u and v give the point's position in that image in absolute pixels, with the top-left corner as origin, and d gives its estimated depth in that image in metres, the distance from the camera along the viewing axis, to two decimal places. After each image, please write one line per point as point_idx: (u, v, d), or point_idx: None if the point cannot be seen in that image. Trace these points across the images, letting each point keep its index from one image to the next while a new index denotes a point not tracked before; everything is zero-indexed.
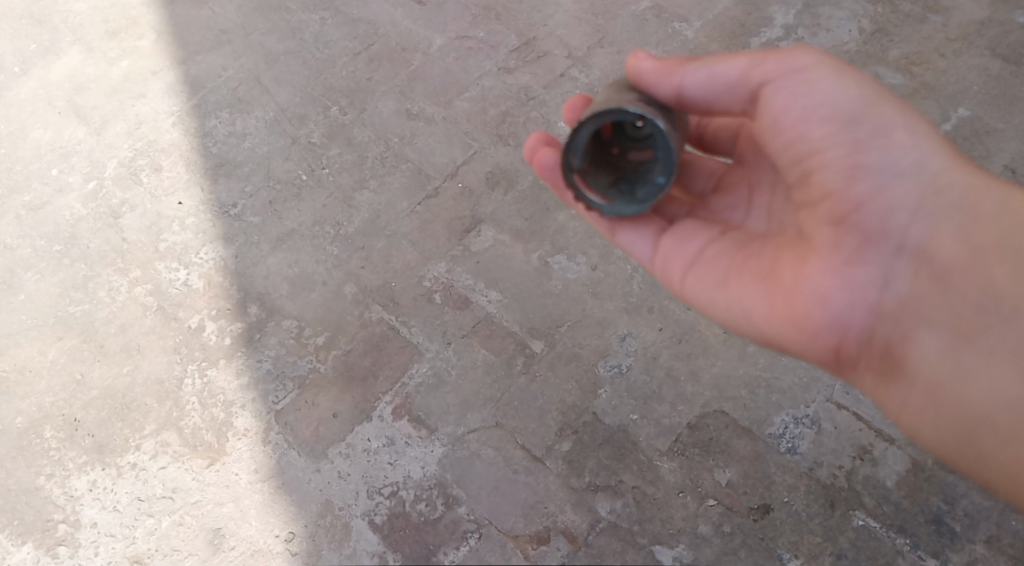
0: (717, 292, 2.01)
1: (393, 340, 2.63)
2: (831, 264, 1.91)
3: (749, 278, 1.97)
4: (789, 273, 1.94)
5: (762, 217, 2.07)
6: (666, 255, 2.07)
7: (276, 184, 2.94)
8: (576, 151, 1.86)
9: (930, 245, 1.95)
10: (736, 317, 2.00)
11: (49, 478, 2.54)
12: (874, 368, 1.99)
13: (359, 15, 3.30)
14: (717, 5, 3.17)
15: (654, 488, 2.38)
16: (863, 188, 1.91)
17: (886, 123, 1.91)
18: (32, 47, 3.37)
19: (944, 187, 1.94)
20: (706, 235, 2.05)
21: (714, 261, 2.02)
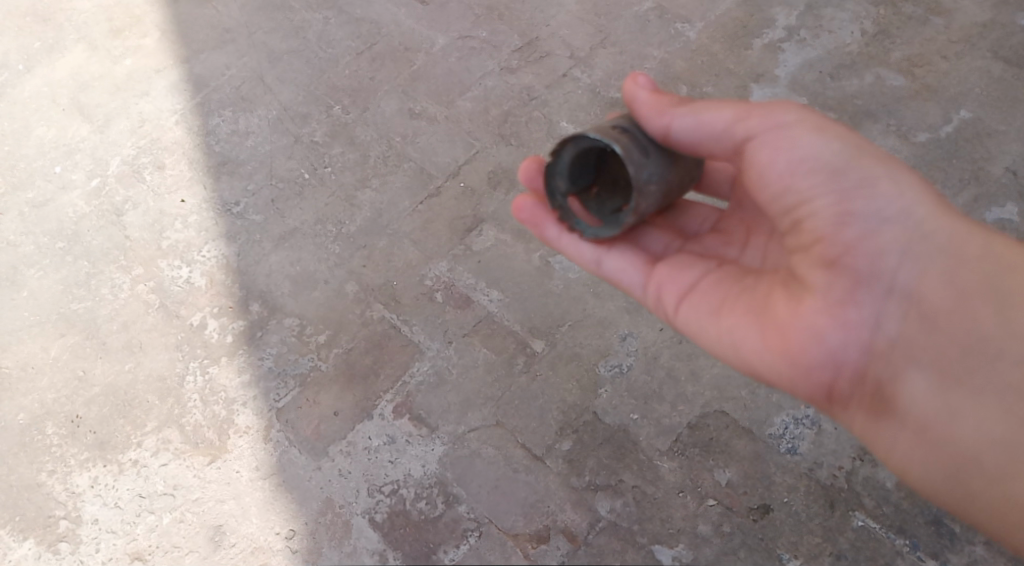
0: (711, 324, 2.01)
1: (395, 338, 2.63)
2: (822, 305, 1.89)
3: (742, 315, 1.97)
4: (783, 310, 1.92)
5: (756, 258, 2.08)
6: (659, 286, 2.08)
7: (278, 182, 2.95)
8: (560, 175, 2.03)
9: (921, 287, 1.91)
10: (729, 351, 1.99)
11: (51, 474, 2.55)
12: (866, 407, 1.96)
13: (362, 15, 3.31)
14: (719, 6, 3.18)
15: (655, 488, 2.39)
16: (853, 231, 1.88)
17: (875, 173, 1.88)
18: (36, 45, 3.38)
19: (933, 232, 1.91)
20: (701, 272, 2.06)
21: (709, 294, 2.03)
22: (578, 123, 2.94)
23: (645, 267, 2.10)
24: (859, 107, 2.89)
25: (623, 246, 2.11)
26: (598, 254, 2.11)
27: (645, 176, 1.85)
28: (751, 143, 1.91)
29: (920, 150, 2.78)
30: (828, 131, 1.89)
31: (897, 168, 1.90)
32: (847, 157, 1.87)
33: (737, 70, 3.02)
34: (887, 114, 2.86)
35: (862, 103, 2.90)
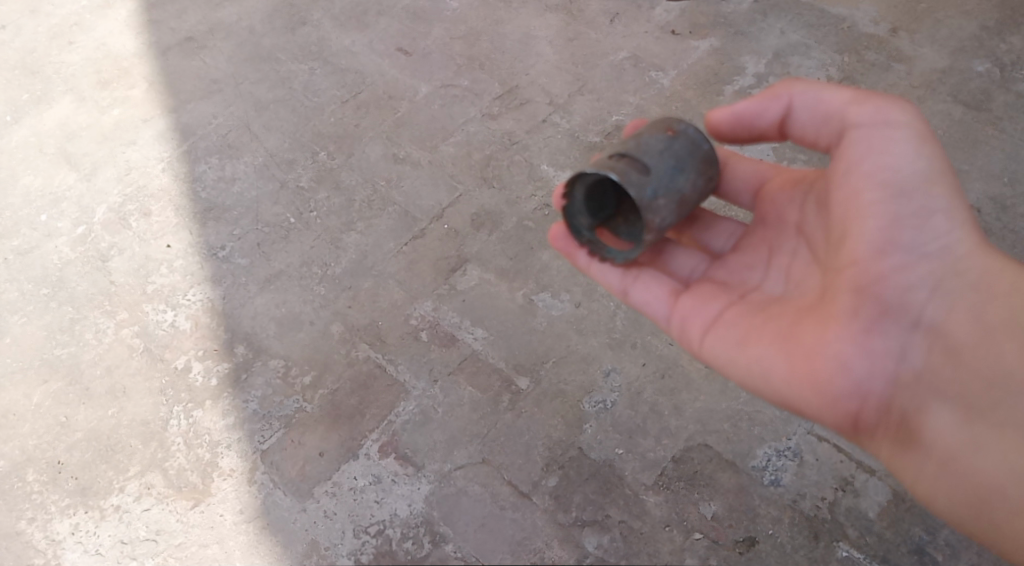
0: (737, 351, 2.04)
1: (380, 378, 2.65)
2: (849, 331, 1.92)
3: (768, 339, 2.00)
4: (810, 338, 1.95)
5: (779, 281, 2.10)
6: (684, 318, 2.15)
7: (264, 226, 2.99)
8: (580, 213, 2.22)
9: (946, 321, 1.94)
10: (755, 378, 2.02)
11: (31, 521, 2.52)
12: (891, 436, 1.97)
13: (347, 66, 3.42)
14: (691, 55, 3.32)
15: (641, 523, 2.39)
16: (888, 259, 1.92)
17: (925, 203, 1.92)
18: (24, 97, 3.45)
19: (965, 268, 1.94)
20: (728, 300, 2.11)
21: (734, 323, 2.07)
22: (558, 166, 3.03)
23: (669, 297, 2.17)
24: None
25: (648, 276, 2.20)
26: (625, 283, 2.21)
27: (648, 193, 1.98)
28: (848, 137, 1.98)
29: None
30: (896, 147, 1.93)
31: (948, 200, 1.93)
32: (902, 180, 1.92)
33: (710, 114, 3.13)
34: None
35: None
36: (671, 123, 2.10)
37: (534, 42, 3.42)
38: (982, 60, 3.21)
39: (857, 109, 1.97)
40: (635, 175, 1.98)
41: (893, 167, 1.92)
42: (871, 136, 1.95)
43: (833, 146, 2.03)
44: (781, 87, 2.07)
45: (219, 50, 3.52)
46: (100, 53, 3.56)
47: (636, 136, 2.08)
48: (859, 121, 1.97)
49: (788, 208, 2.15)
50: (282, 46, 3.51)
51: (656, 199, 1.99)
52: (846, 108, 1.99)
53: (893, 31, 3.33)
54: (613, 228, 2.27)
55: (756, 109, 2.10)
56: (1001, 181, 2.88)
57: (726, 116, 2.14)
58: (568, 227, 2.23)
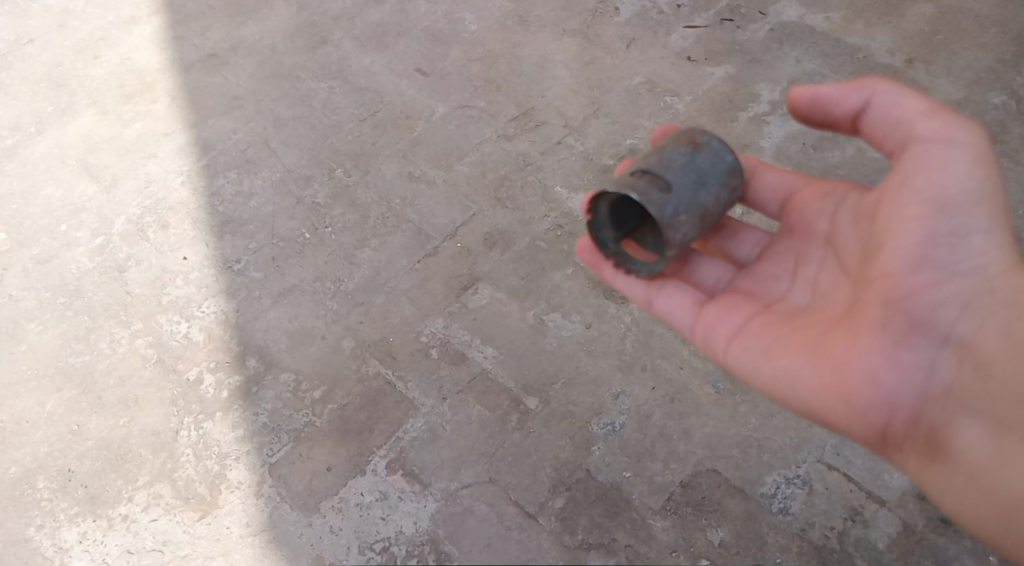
0: (764, 360, 2.05)
1: (389, 395, 2.66)
2: (879, 344, 1.92)
3: (795, 350, 2.01)
4: (838, 349, 1.96)
5: (806, 293, 2.10)
6: (708, 327, 2.16)
7: (280, 241, 3.02)
8: (605, 227, 2.27)
9: (976, 337, 1.93)
10: (781, 388, 2.02)
11: (40, 529, 2.53)
12: (919, 450, 1.95)
13: (365, 85, 3.46)
14: (706, 82, 3.34)
15: (648, 547, 2.38)
16: (922, 275, 1.92)
17: (965, 221, 1.91)
18: (49, 109, 3.51)
19: (997, 287, 1.93)
20: (754, 310, 2.12)
21: (760, 332, 2.08)
22: (572, 188, 3.05)
23: (694, 306, 2.19)
24: (842, 177, 2.99)
25: (672, 286, 2.22)
26: (650, 294, 2.23)
27: (669, 211, 2.00)
28: (909, 151, 1.96)
29: None
30: (948, 164, 1.91)
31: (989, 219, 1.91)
32: (943, 197, 1.91)
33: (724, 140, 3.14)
34: (869, 183, 2.96)
35: (846, 173, 3.00)
36: (696, 135, 2.12)
37: (551, 65, 3.46)
38: (998, 93, 3.22)
39: (925, 122, 1.95)
40: (656, 194, 2.00)
41: (940, 184, 1.91)
42: (928, 152, 1.93)
43: (896, 154, 2.00)
44: (866, 82, 2.02)
45: (241, 67, 3.58)
46: (124, 67, 3.62)
47: (660, 151, 2.10)
48: (923, 134, 1.94)
49: (819, 219, 2.16)
50: (303, 64, 3.57)
51: (677, 215, 2.01)
52: (914, 120, 1.96)
53: (909, 62, 3.34)
54: (640, 240, 2.31)
55: (838, 95, 2.05)
56: (1016, 213, 2.87)
57: (807, 95, 2.08)
58: (593, 241, 2.28)
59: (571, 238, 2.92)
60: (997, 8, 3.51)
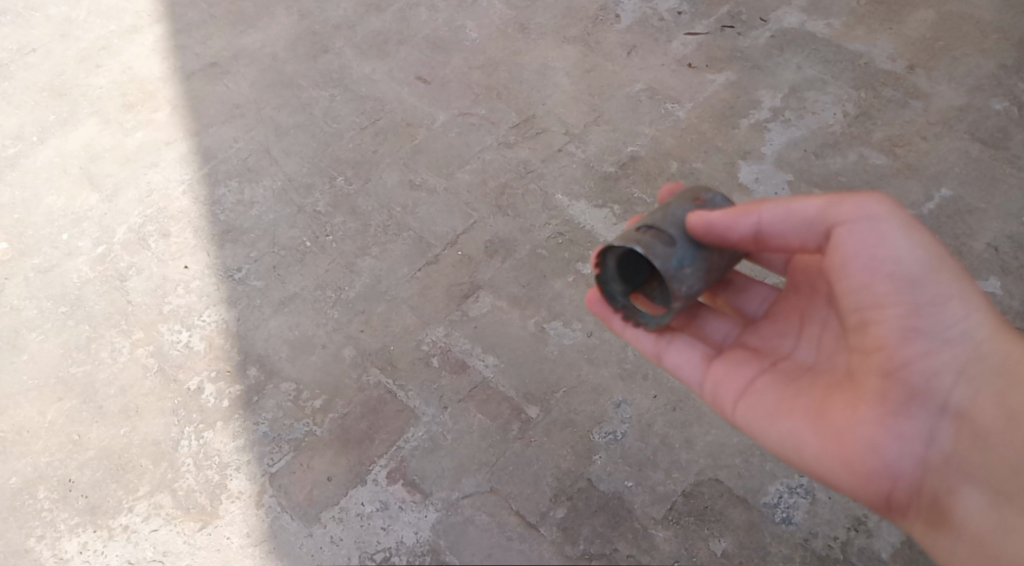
0: (769, 423, 2.01)
1: (390, 403, 2.65)
2: (878, 413, 1.89)
3: (799, 414, 1.97)
4: (840, 417, 1.92)
5: (811, 350, 2.05)
6: (716, 384, 2.11)
7: (281, 249, 3.02)
8: (613, 280, 2.19)
9: (970, 406, 1.91)
10: (787, 451, 1.99)
11: (40, 539, 2.52)
12: (923, 516, 1.95)
13: (366, 93, 3.47)
14: (707, 89, 3.33)
15: (650, 557, 2.37)
16: (914, 345, 1.88)
17: (941, 290, 1.89)
18: (51, 118, 3.52)
19: (986, 353, 1.91)
20: (761, 367, 2.07)
21: (767, 390, 2.03)
22: (573, 196, 3.04)
23: (703, 362, 2.14)
24: (844, 184, 2.99)
25: (681, 340, 2.17)
26: (659, 347, 2.18)
27: (673, 264, 1.96)
28: (832, 235, 1.91)
29: None
30: (912, 234, 1.89)
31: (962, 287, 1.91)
32: (917, 269, 1.88)
33: (725, 147, 3.14)
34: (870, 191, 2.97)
35: (847, 180, 3.01)
36: (699, 193, 2.08)
37: (552, 72, 3.46)
38: (1000, 99, 3.20)
39: (835, 210, 1.89)
40: (661, 247, 1.96)
41: (889, 260, 1.88)
42: (857, 233, 1.88)
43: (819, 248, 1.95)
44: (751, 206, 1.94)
45: (242, 75, 3.59)
46: (126, 76, 3.63)
47: (665, 206, 2.06)
48: (839, 219, 1.89)
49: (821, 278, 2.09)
50: (304, 72, 3.57)
51: (681, 269, 1.97)
52: (822, 213, 1.91)
53: (910, 68, 3.33)
54: (650, 294, 2.21)
55: (728, 225, 1.94)
56: (1018, 221, 2.86)
57: (700, 224, 1.96)
58: (602, 293, 2.19)
59: (572, 246, 2.91)
60: (997, 14, 3.50)
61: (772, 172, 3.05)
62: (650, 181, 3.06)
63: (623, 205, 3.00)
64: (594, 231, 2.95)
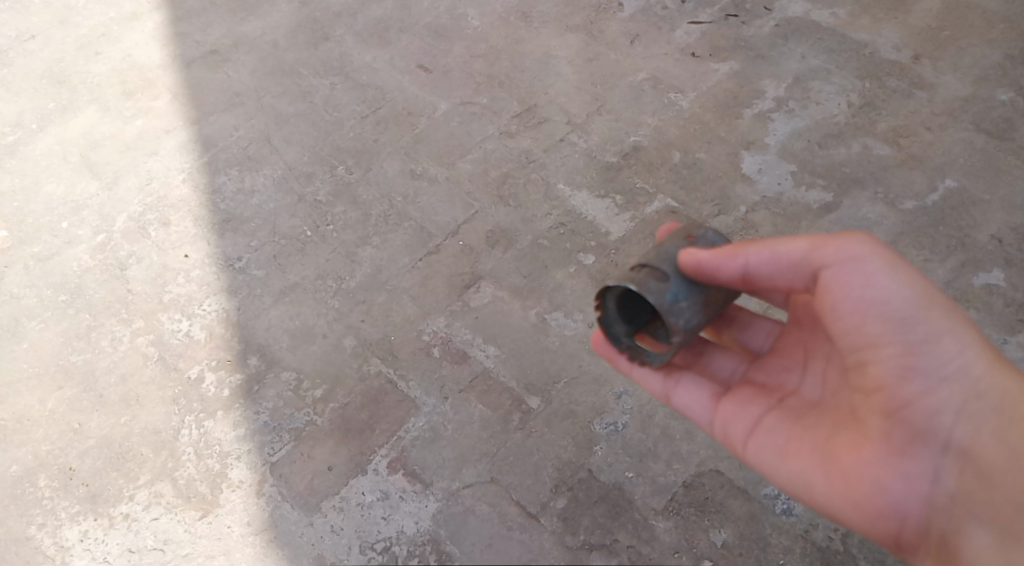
0: (778, 462, 2.02)
1: (391, 393, 2.64)
2: (881, 453, 1.91)
3: (806, 453, 1.99)
4: (846, 456, 1.94)
5: (815, 386, 2.04)
6: (725, 422, 2.11)
7: (281, 239, 3.01)
8: (615, 321, 2.15)
9: (973, 444, 1.90)
10: (796, 489, 2.01)
11: (41, 527, 2.52)
12: (933, 554, 1.96)
13: (367, 81, 3.45)
14: (711, 78, 3.31)
15: (650, 548, 2.36)
16: (911, 385, 1.89)
17: (933, 328, 1.88)
18: (50, 105, 3.50)
19: (984, 390, 1.90)
20: (767, 406, 2.07)
21: (774, 428, 2.04)
22: (575, 186, 3.03)
23: (711, 400, 2.13)
24: (848, 175, 2.98)
25: (689, 378, 2.16)
26: (667, 387, 2.17)
27: (668, 298, 1.95)
28: (821, 275, 1.91)
29: (907, 217, 2.86)
30: (899, 273, 1.88)
31: (955, 324, 1.90)
32: (905, 309, 1.87)
33: (728, 137, 3.12)
34: (874, 181, 2.95)
35: (851, 171, 2.99)
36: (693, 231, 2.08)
37: (554, 61, 3.44)
38: (1006, 89, 3.18)
39: (821, 252, 1.90)
40: (654, 282, 1.96)
41: (879, 300, 1.87)
42: (844, 276, 1.88)
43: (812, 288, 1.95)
44: (738, 248, 1.94)
45: (242, 63, 3.56)
46: (126, 64, 3.61)
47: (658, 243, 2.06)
48: (827, 262, 1.90)
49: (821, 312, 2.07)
50: (304, 60, 3.55)
51: (677, 303, 1.95)
52: (809, 254, 1.92)
53: (915, 58, 3.31)
54: (654, 332, 2.16)
55: (717, 265, 1.93)
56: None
57: (690, 262, 1.94)
58: (606, 335, 2.15)
59: (573, 236, 2.90)
60: (1003, 4, 3.48)
61: (775, 163, 3.03)
62: (653, 171, 3.05)
63: (625, 196, 2.99)
64: (596, 222, 2.93)
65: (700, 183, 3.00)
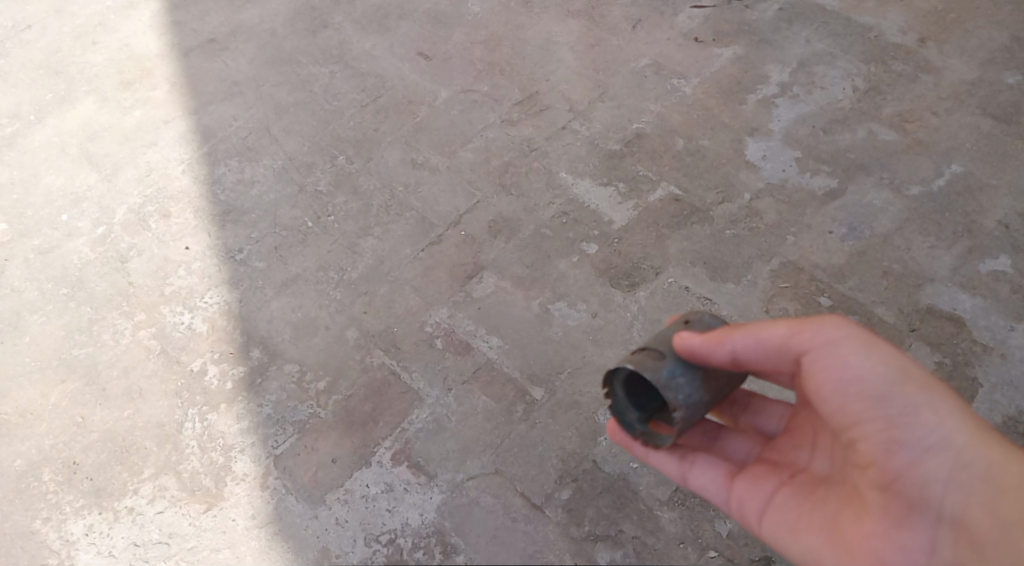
0: (788, 537, 1.96)
1: (394, 385, 2.64)
2: (881, 528, 1.87)
3: (814, 529, 1.93)
4: (851, 532, 1.90)
5: (820, 460, 1.98)
6: (740, 500, 2.03)
7: (282, 230, 2.99)
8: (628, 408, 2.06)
9: (967, 513, 1.87)
10: (806, 565, 1.96)
11: (45, 521, 2.51)
12: None
13: (367, 69, 3.41)
14: (714, 63, 3.28)
15: (655, 538, 2.34)
16: (901, 461, 1.85)
17: (914, 403, 1.84)
18: (48, 96, 3.48)
19: (971, 460, 1.85)
20: (775, 481, 2.00)
21: (784, 504, 1.97)
22: (577, 174, 3.01)
23: (725, 479, 2.05)
24: (853, 161, 2.95)
25: (703, 458, 2.06)
26: (682, 469, 2.07)
27: (664, 374, 1.86)
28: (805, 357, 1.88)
29: (913, 203, 2.83)
30: (874, 352, 1.84)
31: (938, 397, 1.85)
32: (885, 388, 1.84)
33: (732, 123, 3.09)
34: (880, 167, 2.93)
35: (856, 157, 2.96)
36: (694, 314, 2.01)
37: (555, 48, 3.40)
38: (1013, 72, 3.14)
39: (802, 335, 1.87)
40: (649, 361, 1.88)
41: (857, 380, 1.84)
42: (823, 358, 1.86)
43: (800, 367, 1.91)
44: (726, 334, 1.86)
45: (241, 52, 3.53)
46: (123, 53, 3.58)
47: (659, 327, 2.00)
48: (809, 344, 1.87)
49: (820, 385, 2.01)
50: (303, 49, 3.51)
51: (674, 378, 1.86)
52: (791, 338, 1.88)
53: (921, 41, 3.27)
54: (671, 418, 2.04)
55: (709, 353, 1.85)
56: None
57: (683, 347, 1.86)
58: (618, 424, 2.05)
59: (576, 225, 2.88)
60: None
61: (780, 149, 3.00)
62: (656, 159, 3.02)
63: (628, 184, 2.97)
64: (599, 210, 2.91)
65: (704, 170, 2.98)
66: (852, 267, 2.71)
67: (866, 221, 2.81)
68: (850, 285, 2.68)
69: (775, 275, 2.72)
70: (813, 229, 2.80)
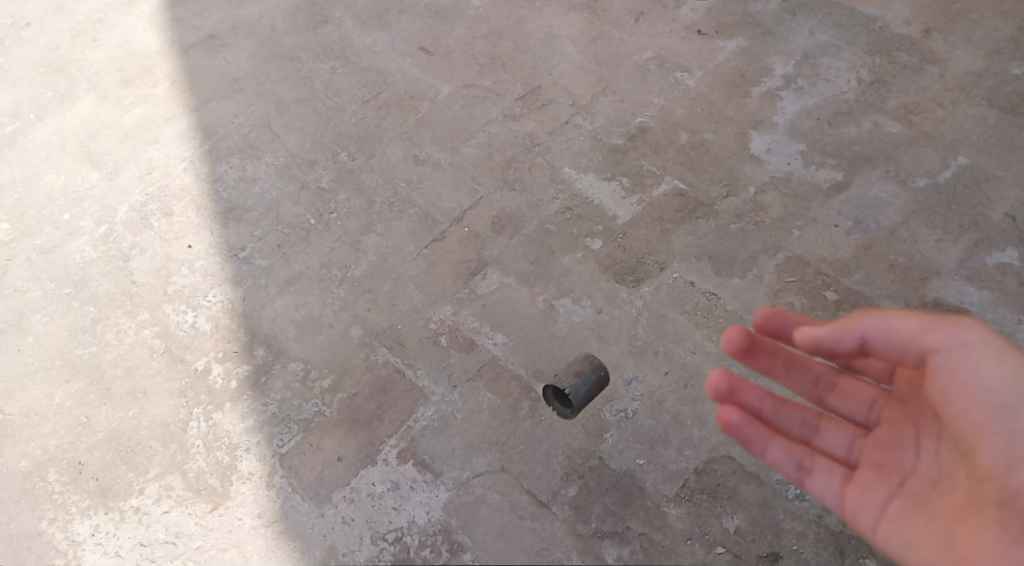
0: (904, 550, 1.80)
1: (399, 383, 2.63)
2: (1007, 544, 1.67)
3: (932, 538, 1.76)
4: (964, 540, 1.72)
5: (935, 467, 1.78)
6: (853, 513, 1.87)
7: (285, 227, 2.98)
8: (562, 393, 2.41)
9: None
10: None
11: (52, 522, 2.51)
12: None
13: (368, 65, 3.40)
14: (718, 56, 3.26)
15: (662, 535, 2.33)
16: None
17: None
18: (48, 94, 3.46)
19: None
20: (886, 492, 1.83)
21: (898, 517, 1.81)
22: (581, 169, 2.99)
23: (840, 487, 1.90)
24: (858, 153, 2.93)
25: (818, 466, 1.94)
26: (798, 475, 1.97)
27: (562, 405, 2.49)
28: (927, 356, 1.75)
29: (919, 195, 2.82)
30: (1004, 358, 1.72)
31: None
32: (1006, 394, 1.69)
33: (736, 117, 3.07)
34: (885, 160, 2.91)
35: (862, 149, 2.94)
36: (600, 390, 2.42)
37: (558, 41, 3.38)
38: (1019, 62, 3.12)
39: (929, 337, 1.74)
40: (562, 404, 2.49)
41: (982, 385, 1.70)
42: (950, 356, 1.73)
43: (918, 366, 1.78)
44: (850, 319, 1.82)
45: (241, 49, 3.51)
46: (123, 50, 3.56)
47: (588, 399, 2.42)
48: (934, 347, 1.74)
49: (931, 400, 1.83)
50: (304, 44, 3.50)
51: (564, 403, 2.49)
52: (918, 336, 1.76)
53: (926, 32, 3.25)
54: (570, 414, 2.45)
55: (830, 338, 1.83)
56: None
57: (806, 338, 1.85)
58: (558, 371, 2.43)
59: (580, 221, 2.87)
60: None
61: (784, 142, 2.98)
62: (660, 153, 3.00)
63: (632, 178, 2.95)
64: (603, 205, 2.90)
65: (708, 164, 2.96)
66: (858, 261, 2.70)
67: (872, 214, 2.79)
68: (856, 279, 2.67)
69: (781, 270, 2.71)
70: (818, 223, 2.79)
